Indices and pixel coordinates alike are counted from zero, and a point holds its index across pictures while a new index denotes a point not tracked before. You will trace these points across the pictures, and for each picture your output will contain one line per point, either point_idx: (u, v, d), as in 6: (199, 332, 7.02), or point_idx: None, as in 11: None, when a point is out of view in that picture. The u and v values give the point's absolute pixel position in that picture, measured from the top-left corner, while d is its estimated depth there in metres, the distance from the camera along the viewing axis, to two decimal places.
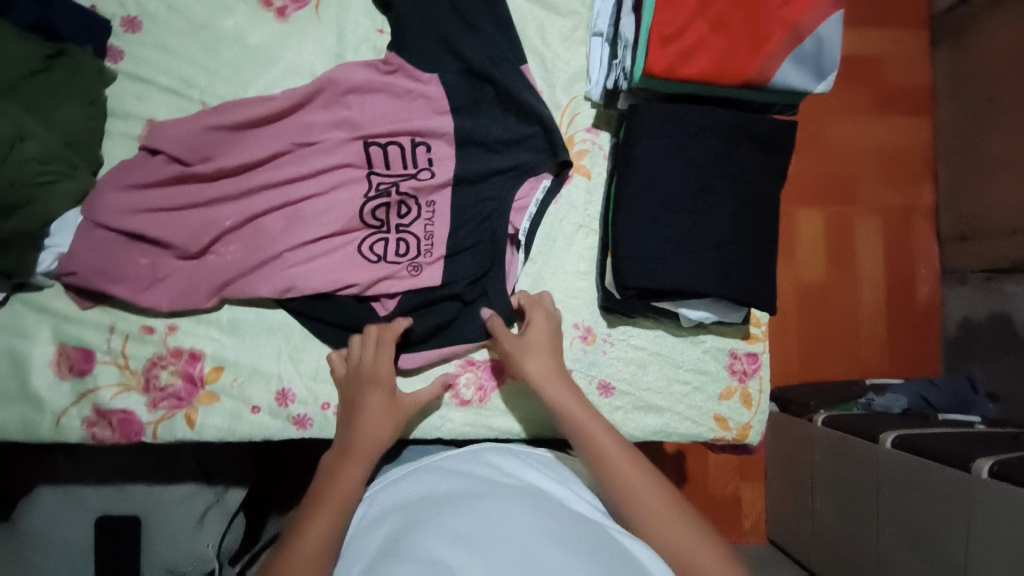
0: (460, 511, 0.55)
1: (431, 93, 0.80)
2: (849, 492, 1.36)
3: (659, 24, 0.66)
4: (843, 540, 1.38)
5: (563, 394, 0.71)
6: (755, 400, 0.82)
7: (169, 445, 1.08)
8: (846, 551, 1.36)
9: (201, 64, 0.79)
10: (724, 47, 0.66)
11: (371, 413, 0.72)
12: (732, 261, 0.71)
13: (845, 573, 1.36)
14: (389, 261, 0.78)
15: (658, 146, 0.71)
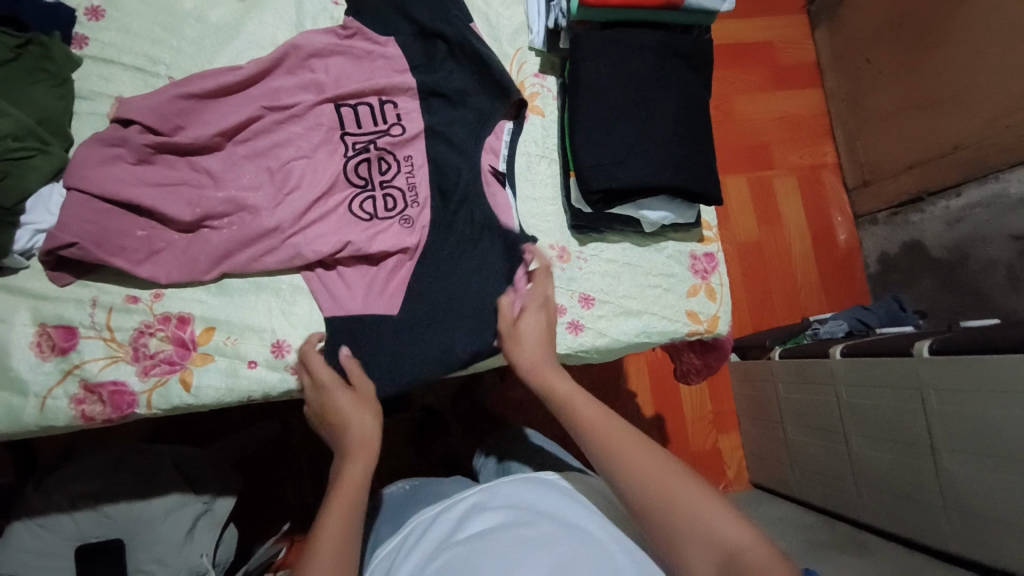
0: (512, 537, 0.62)
1: (390, 54, 0.86)
2: (815, 412, 1.47)
3: None
4: (820, 459, 1.47)
5: (554, 373, 0.75)
6: (718, 293, 0.91)
7: (148, 457, 1.00)
8: (823, 468, 1.46)
9: (166, 44, 0.82)
10: None
11: (358, 424, 0.73)
12: (680, 160, 0.81)
13: (827, 489, 1.46)
14: (382, 216, 0.83)
15: (600, 67, 0.82)
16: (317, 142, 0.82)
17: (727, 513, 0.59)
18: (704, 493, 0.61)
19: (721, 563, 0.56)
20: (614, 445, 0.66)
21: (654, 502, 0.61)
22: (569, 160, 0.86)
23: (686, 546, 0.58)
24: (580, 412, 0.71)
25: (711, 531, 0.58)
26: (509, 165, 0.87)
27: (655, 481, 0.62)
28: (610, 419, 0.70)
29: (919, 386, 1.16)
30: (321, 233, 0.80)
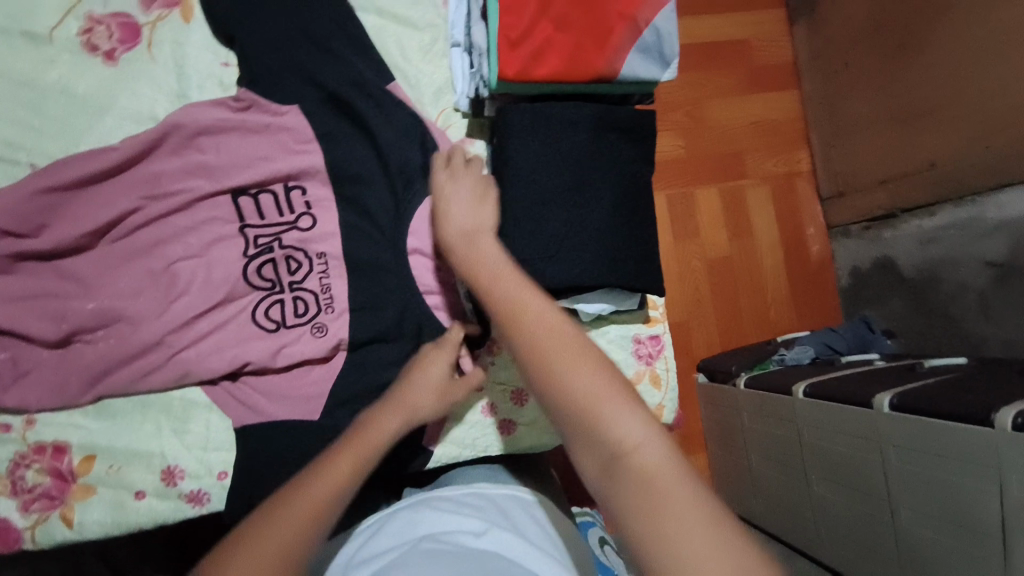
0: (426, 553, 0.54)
1: (291, 124, 0.76)
2: (778, 446, 1.41)
3: (504, 29, 0.68)
4: (781, 492, 1.43)
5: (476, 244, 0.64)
6: (663, 380, 0.84)
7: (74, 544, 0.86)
8: (786, 503, 1.42)
9: (25, 125, 0.71)
10: (570, 47, 0.70)
11: (372, 434, 0.63)
12: (616, 251, 0.75)
13: (788, 522, 1.42)
14: (291, 323, 0.75)
15: (530, 146, 0.73)
16: (210, 238, 0.73)
17: (629, 405, 0.50)
18: (609, 379, 0.51)
19: (607, 463, 0.48)
20: (517, 314, 0.56)
21: (549, 386, 0.51)
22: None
23: (578, 440, 0.50)
24: (484, 272, 0.61)
25: (603, 425, 0.49)
26: None
27: (550, 367, 0.52)
28: (520, 285, 0.59)
29: (878, 439, 1.07)
30: (218, 343, 0.72)
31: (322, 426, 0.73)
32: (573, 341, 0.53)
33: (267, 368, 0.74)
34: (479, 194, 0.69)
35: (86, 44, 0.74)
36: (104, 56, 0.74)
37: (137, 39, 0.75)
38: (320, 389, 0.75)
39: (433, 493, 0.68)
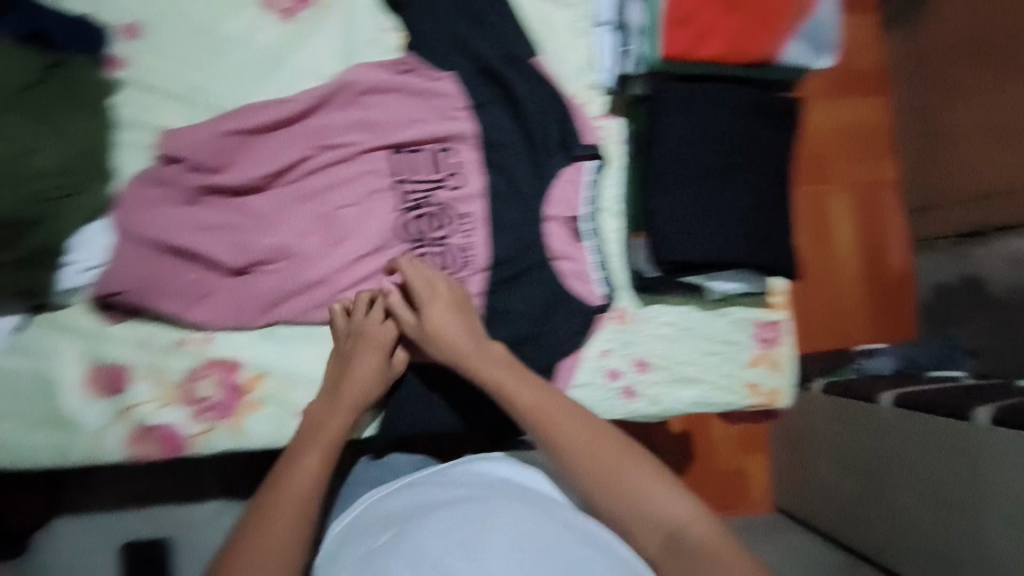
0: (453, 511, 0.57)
1: (446, 90, 0.80)
2: (851, 455, 1.38)
3: (673, 8, 0.72)
4: (849, 500, 1.41)
5: (459, 343, 0.74)
6: (781, 365, 0.87)
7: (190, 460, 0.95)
8: (852, 512, 1.39)
9: (213, 73, 0.76)
10: (735, 30, 0.72)
11: (327, 421, 0.72)
12: (758, 231, 0.77)
13: (852, 529, 1.40)
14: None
15: (681, 125, 0.75)
16: (370, 189, 0.78)
17: (669, 488, 0.63)
18: (646, 470, 0.64)
19: (665, 541, 0.60)
20: (561, 428, 0.67)
21: (602, 482, 0.64)
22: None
23: (640, 529, 0.61)
24: (499, 374, 0.72)
25: (655, 511, 0.61)
26: (593, 208, 0.84)
27: (601, 467, 0.65)
28: (554, 399, 0.70)
29: (971, 452, 1.04)
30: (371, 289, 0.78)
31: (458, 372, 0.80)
32: (615, 443, 0.67)
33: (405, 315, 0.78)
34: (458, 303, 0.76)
35: (267, 1, 0.78)
36: (281, 13, 0.78)
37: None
38: None
39: (476, 461, 0.73)
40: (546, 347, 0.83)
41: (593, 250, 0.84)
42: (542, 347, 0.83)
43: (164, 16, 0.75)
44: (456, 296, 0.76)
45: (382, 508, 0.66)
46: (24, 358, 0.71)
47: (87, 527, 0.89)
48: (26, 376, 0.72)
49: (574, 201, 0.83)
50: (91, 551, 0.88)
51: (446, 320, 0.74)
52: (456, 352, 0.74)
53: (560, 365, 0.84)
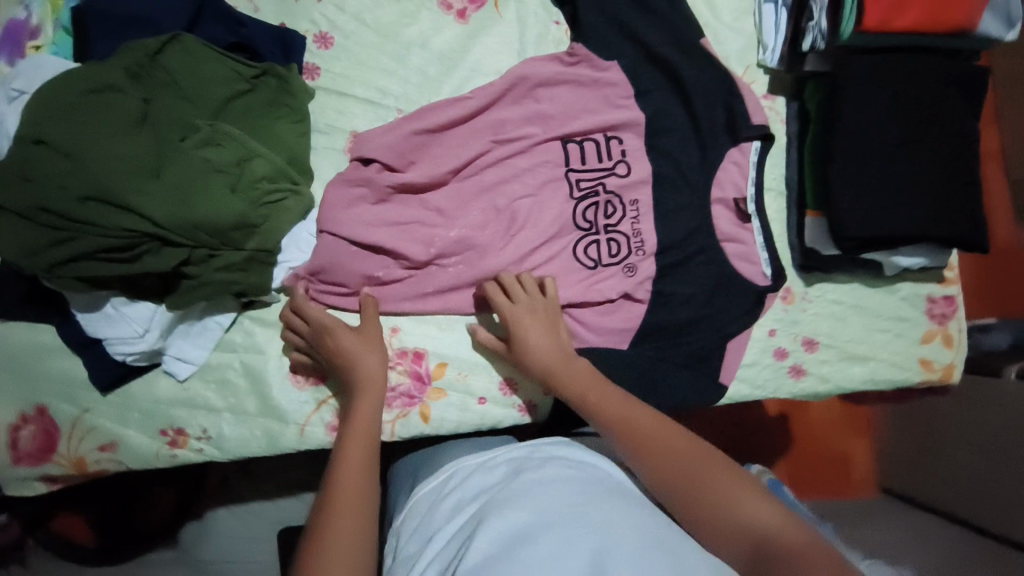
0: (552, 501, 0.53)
1: (615, 80, 0.83)
2: (974, 433, 1.32)
3: None
4: (970, 481, 1.33)
5: (541, 343, 0.72)
6: (955, 341, 0.87)
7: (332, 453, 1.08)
8: (974, 494, 1.31)
9: (396, 75, 0.82)
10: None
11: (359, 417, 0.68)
12: (950, 204, 0.75)
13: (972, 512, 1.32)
14: (606, 263, 0.82)
15: (866, 99, 0.75)
16: (543, 179, 0.81)
17: (755, 496, 0.54)
18: (730, 477, 0.56)
19: (750, 551, 0.50)
20: (637, 424, 0.63)
21: (677, 488, 0.56)
22: (809, 195, 0.82)
23: (716, 533, 0.53)
24: (575, 379, 0.69)
25: (740, 518, 0.52)
26: (757, 188, 0.84)
27: (681, 472, 0.57)
28: (623, 400, 0.66)
29: None
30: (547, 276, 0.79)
31: (634, 355, 0.80)
32: (696, 447, 0.59)
33: (580, 301, 0.80)
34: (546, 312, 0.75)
35: (444, 4, 0.84)
36: (457, 14, 0.83)
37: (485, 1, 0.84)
38: (629, 323, 0.81)
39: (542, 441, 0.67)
40: (713, 329, 0.83)
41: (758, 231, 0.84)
42: (710, 329, 0.83)
43: (355, 24, 0.81)
44: (548, 304, 0.75)
45: (442, 504, 0.62)
46: (238, 352, 0.78)
47: (236, 514, 1.03)
48: (237, 371, 0.78)
49: (739, 181, 0.84)
50: (243, 537, 1.02)
51: (531, 325, 0.73)
52: (533, 352, 0.72)
53: (731, 346, 0.83)
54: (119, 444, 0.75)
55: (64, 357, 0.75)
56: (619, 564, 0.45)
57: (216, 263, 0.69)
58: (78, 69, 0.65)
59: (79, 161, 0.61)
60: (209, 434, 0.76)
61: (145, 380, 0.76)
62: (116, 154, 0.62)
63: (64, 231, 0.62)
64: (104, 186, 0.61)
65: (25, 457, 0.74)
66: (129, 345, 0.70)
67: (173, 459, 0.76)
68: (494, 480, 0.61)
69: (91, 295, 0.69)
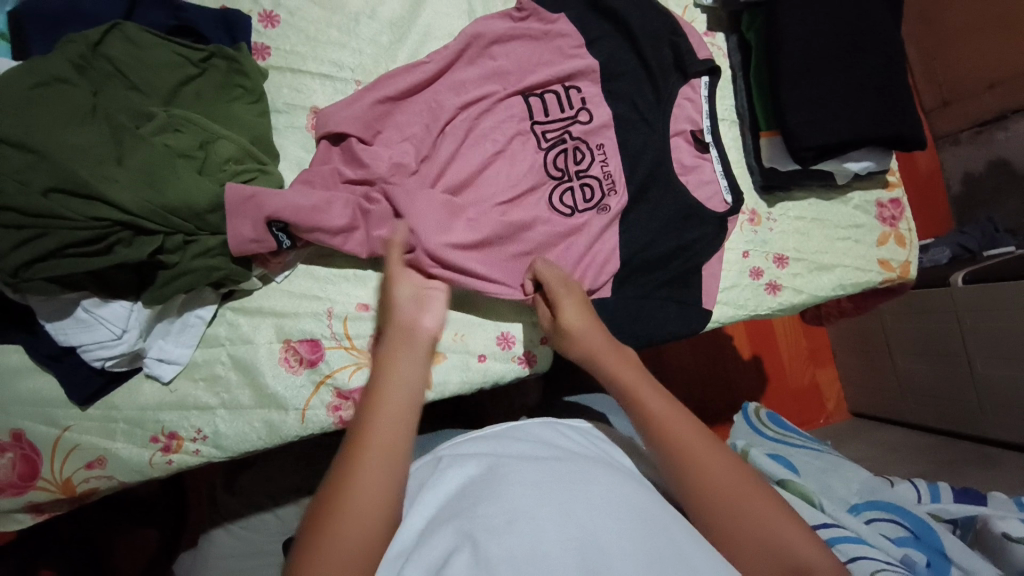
0: (544, 471, 0.55)
1: (564, 30, 0.86)
2: (926, 340, 1.41)
3: None
4: (933, 385, 1.42)
5: (575, 319, 0.72)
6: (907, 239, 0.94)
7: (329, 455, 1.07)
8: (939, 396, 1.41)
9: (350, 47, 0.82)
10: None
11: (402, 396, 0.60)
12: (890, 106, 0.82)
13: (942, 414, 1.41)
14: (582, 209, 0.84)
15: (799, 19, 0.82)
16: (510, 134, 0.83)
17: (800, 528, 0.53)
18: (764, 497, 0.55)
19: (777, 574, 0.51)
20: (680, 436, 0.59)
21: (710, 496, 0.55)
22: (762, 118, 0.87)
23: (739, 544, 0.53)
24: (601, 355, 0.69)
25: (768, 534, 0.52)
26: (711, 119, 0.89)
27: (714, 481, 0.55)
28: (664, 399, 0.63)
29: None
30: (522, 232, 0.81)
31: (620, 295, 0.83)
32: (728, 455, 0.57)
33: (564, 242, 0.83)
34: (586, 311, 0.74)
35: None
36: None
37: None
38: (610, 265, 0.83)
39: (529, 423, 0.68)
40: (691, 257, 0.86)
41: (718, 158, 0.89)
42: (689, 258, 0.86)
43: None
44: (585, 303, 0.75)
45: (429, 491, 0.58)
46: (225, 346, 0.75)
47: (234, 534, 1.01)
48: (226, 364, 0.75)
49: (693, 114, 0.89)
50: (237, 558, 0.98)
51: (567, 305, 0.73)
52: (570, 323, 0.72)
53: (710, 272, 0.87)
54: (108, 459, 0.71)
55: (32, 376, 0.70)
56: (610, 536, 0.47)
57: (193, 249, 0.67)
58: (17, 66, 0.62)
59: (38, 152, 0.59)
60: (204, 433, 0.73)
61: (128, 388, 0.72)
62: (75, 145, 0.60)
63: (27, 229, 0.59)
64: (70, 176, 0.59)
65: (7, 487, 0.69)
66: (107, 349, 0.66)
67: (169, 465, 0.72)
68: (486, 462, 0.58)
69: (58, 301, 0.65)
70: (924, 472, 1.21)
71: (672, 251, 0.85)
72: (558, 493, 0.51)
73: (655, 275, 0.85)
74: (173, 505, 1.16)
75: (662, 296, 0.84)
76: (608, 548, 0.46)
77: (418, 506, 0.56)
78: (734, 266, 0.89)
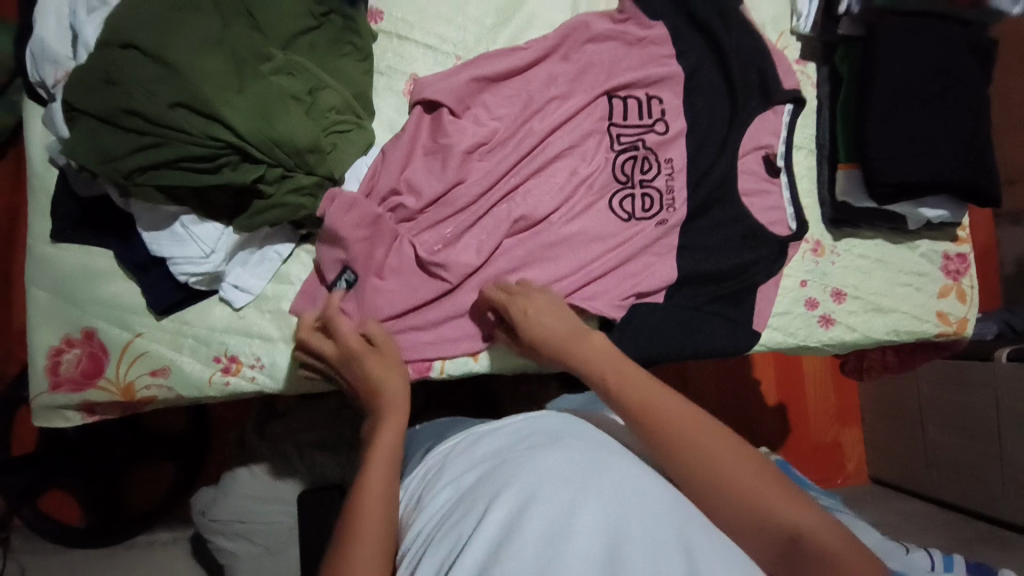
0: (563, 456, 0.52)
1: (659, 38, 0.88)
2: (961, 412, 1.38)
3: None
4: (960, 460, 1.39)
5: (541, 321, 0.71)
6: (969, 296, 0.93)
7: (356, 418, 1.10)
8: (965, 473, 1.38)
9: (455, 24, 0.85)
10: None
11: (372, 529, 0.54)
12: (970, 158, 0.83)
13: (965, 491, 1.38)
14: (640, 217, 0.86)
15: (896, 59, 0.83)
16: (590, 130, 0.85)
17: (798, 500, 0.51)
18: (762, 474, 0.53)
19: (781, 553, 0.50)
20: (663, 424, 0.56)
21: (702, 486, 0.53)
22: (842, 150, 0.88)
23: (742, 529, 0.51)
24: (569, 350, 0.68)
25: (764, 513, 0.50)
26: (788, 146, 0.90)
27: (703, 466, 0.53)
28: (644, 382, 0.60)
29: None
30: (584, 225, 0.84)
31: (673, 300, 0.85)
32: (720, 435, 0.55)
33: (626, 243, 0.84)
34: (553, 308, 0.73)
35: None
36: None
37: None
38: (668, 274, 0.85)
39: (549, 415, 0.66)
40: (747, 277, 0.87)
41: (789, 185, 0.90)
42: (745, 279, 0.87)
43: None
44: (552, 299, 0.74)
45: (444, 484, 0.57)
46: (295, 285, 0.78)
47: (257, 476, 1.03)
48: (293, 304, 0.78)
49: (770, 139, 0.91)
50: (256, 502, 1.02)
51: (533, 306, 0.73)
52: (534, 326, 0.71)
53: (765, 295, 0.88)
54: (171, 370, 0.74)
55: (113, 282, 0.74)
56: (633, 522, 0.45)
57: (288, 184, 0.70)
58: None
59: (171, 67, 0.63)
60: (262, 362, 0.76)
61: (201, 307, 0.76)
62: (204, 66, 0.64)
63: (149, 137, 0.63)
64: (195, 94, 0.63)
65: (66, 382, 0.73)
66: (194, 265, 0.70)
67: (226, 386, 0.75)
68: (499, 453, 0.57)
69: (158, 212, 0.69)
70: (938, 544, 1.19)
71: (731, 269, 0.86)
72: (575, 477, 0.49)
73: (709, 289, 0.86)
74: (197, 439, 1.19)
75: (713, 311, 0.85)
76: (631, 535, 0.44)
77: (436, 499, 0.56)
78: (792, 292, 0.89)
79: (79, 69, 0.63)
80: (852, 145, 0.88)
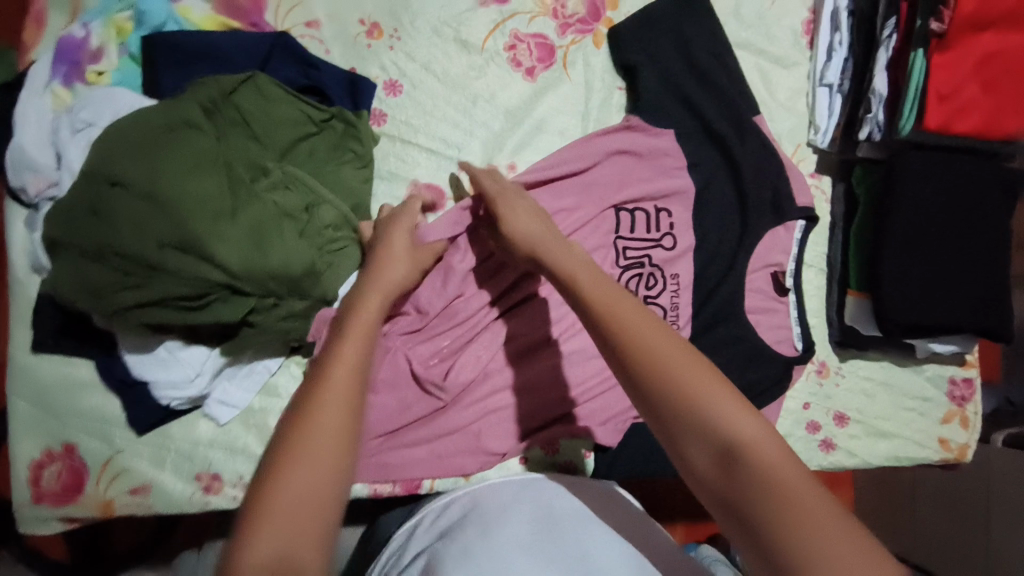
0: (513, 531, 0.56)
1: (670, 150, 0.86)
2: None
3: (937, 84, 0.75)
4: None
5: (515, 207, 0.66)
6: (971, 422, 0.91)
7: None
8: None
9: (462, 127, 0.83)
10: (994, 108, 0.77)
11: (339, 382, 0.49)
12: (983, 296, 0.80)
13: None
14: None
15: (916, 193, 0.80)
16: (594, 245, 0.82)
17: (742, 406, 0.46)
18: (715, 381, 0.47)
19: (718, 461, 0.44)
20: (623, 316, 0.50)
21: (655, 375, 0.47)
22: (853, 276, 0.86)
23: (687, 438, 0.45)
24: (537, 241, 0.62)
25: (705, 413, 0.45)
26: (797, 265, 0.87)
27: (652, 361, 0.47)
28: (608, 284, 0.54)
29: None
30: (585, 343, 0.81)
31: None
32: (674, 340, 0.49)
33: None
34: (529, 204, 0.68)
35: (513, 61, 0.85)
36: (526, 72, 0.85)
37: (554, 61, 0.86)
38: None
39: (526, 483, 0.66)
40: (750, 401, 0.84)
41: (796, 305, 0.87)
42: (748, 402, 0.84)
43: (423, 73, 0.82)
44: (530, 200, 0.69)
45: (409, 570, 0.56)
46: (281, 398, 0.75)
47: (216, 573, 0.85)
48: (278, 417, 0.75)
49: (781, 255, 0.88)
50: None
51: (510, 199, 0.67)
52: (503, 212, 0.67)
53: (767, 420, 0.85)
54: (152, 488, 0.72)
55: (95, 394, 0.72)
56: None
57: (279, 311, 0.68)
58: (147, 108, 0.64)
59: (160, 205, 0.60)
60: (246, 480, 0.74)
61: (185, 423, 0.73)
62: (194, 200, 0.61)
63: (136, 275, 0.61)
64: (183, 233, 0.60)
65: (48, 496, 0.71)
66: (177, 390, 0.68)
67: (207, 504, 0.73)
68: (457, 533, 0.57)
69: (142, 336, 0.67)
70: None
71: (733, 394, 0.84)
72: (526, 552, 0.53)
73: None
74: None
75: None
76: None
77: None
78: (793, 414, 0.87)
79: (62, 203, 0.60)
80: (864, 273, 0.85)
